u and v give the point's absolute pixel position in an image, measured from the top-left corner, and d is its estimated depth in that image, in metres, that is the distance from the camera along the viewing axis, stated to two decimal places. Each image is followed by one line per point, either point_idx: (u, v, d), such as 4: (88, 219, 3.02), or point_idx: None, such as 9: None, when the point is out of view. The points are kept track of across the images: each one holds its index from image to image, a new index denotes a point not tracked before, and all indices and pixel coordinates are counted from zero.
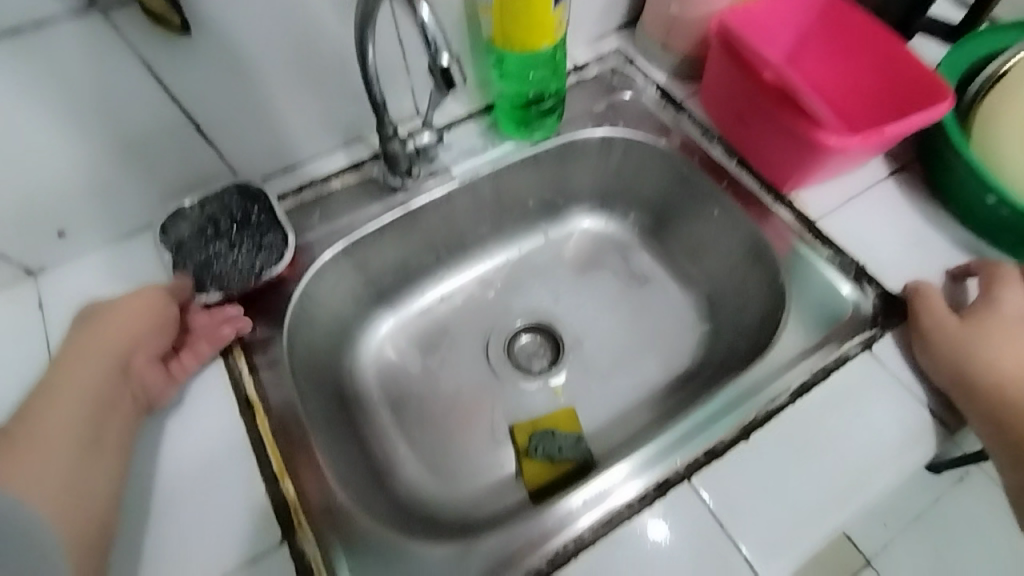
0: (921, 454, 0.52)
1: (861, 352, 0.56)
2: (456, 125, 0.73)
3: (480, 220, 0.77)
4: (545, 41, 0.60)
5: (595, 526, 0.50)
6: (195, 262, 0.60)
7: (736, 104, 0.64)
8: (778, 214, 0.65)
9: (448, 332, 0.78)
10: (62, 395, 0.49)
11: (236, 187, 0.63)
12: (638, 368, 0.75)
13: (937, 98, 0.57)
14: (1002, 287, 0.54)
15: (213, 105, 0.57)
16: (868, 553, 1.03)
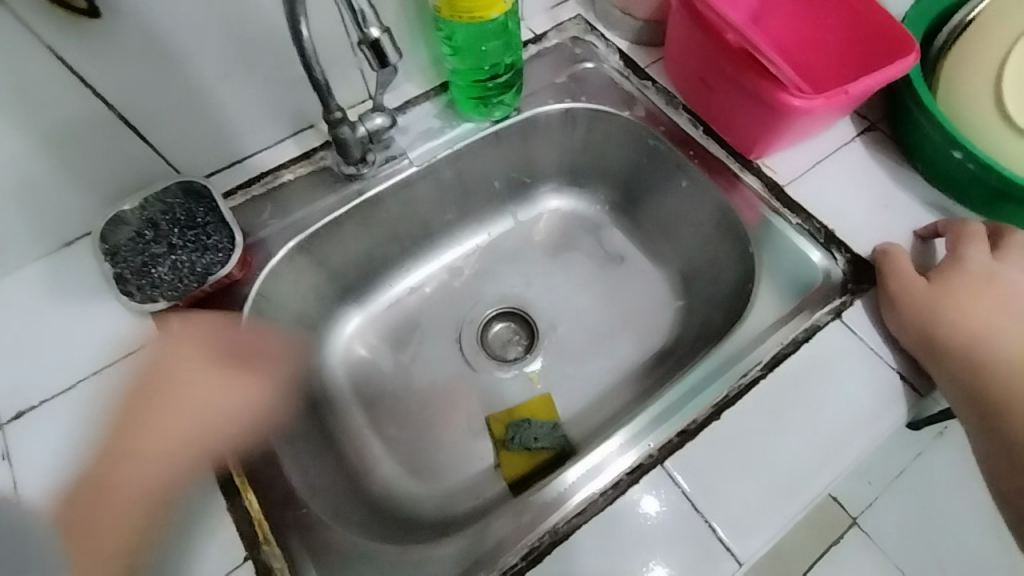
0: (892, 421, 0.51)
1: (831, 321, 0.55)
2: (411, 106, 0.69)
3: (444, 206, 0.74)
4: (494, 10, 0.55)
5: (565, 520, 0.49)
6: (139, 271, 0.56)
7: (699, 68, 0.61)
8: (746, 182, 0.63)
9: (419, 325, 0.75)
10: (122, 443, 0.50)
11: (180, 186, 0.58)
12: (616, 349, 0.73)
13: (902, 50, 0.55)
14: (968, 246, 0.53)
15: (143, 99, 0.52)
16: (853, 511, 1.06)
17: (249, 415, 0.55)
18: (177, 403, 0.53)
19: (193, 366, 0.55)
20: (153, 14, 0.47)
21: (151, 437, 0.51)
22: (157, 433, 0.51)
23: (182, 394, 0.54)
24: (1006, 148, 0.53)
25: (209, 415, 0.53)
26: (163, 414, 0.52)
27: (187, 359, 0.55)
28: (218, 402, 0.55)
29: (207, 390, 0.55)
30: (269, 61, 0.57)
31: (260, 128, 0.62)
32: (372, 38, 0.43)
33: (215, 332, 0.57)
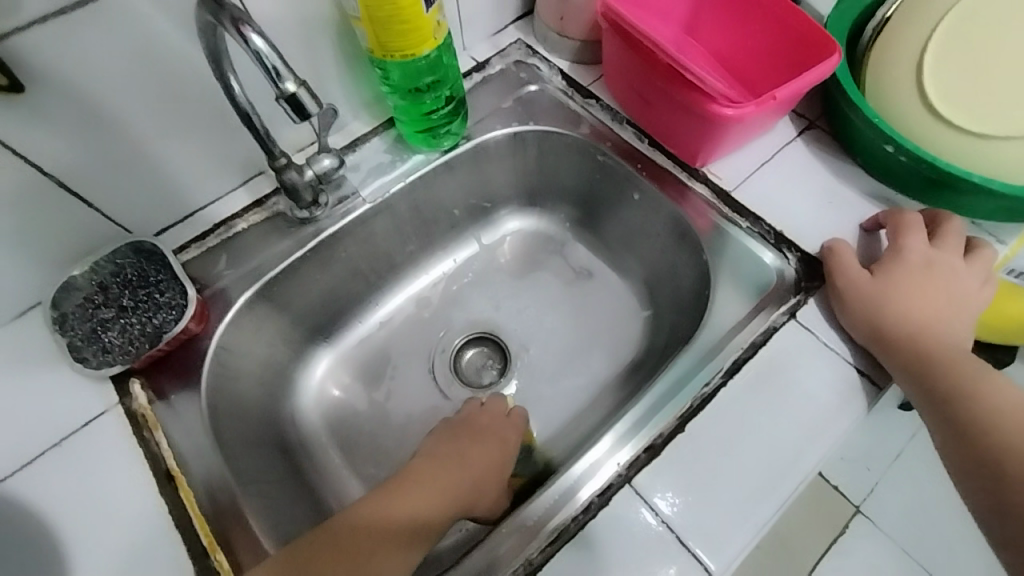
0: (856, 415, 0.51)
1: (787, 321, 0.55)
2: (359, 144, 0.69)
3: (405, 238, 0.74)
4: (425, 45, 0.57)
5: (539, 549, 0.48)
6: (93, 337, 0.56)
7: (635, 85, 0.63)
8: (695, 190, 0.63)
9: (390, 358, 0.75)
10: (399, 499, 0.51)
11: (130, 247, 0.58)
12: (590, 364, 0.73)
13: (825, 51, 0.56)
14: (906, 236, 0.54)
15: (84, 164, 0.52)
16: (855, 500, 1.05)
17: (500, 495, 0.55)
18: (459, 463, 0.55)
19: (489, 440, 0.58)
20: (82, 81, 0.48)
21: (425, 496, 0.52)
22: (429, 489, 0.53)
23: (474, 459, 0.56)
24: (936, 136, 0.54)
25: (475, 482, 0.54)
26: (441, 474, 0.54)
27: (483, 437, 0.58)
28: (491, 470, 0.56)
29: (489, 455, 0.57)
30: (210, 117, 0.57)
31: (209, 181, 0.62)
32: (288, 92, 0.43)
33: (506, 431, 0.60)
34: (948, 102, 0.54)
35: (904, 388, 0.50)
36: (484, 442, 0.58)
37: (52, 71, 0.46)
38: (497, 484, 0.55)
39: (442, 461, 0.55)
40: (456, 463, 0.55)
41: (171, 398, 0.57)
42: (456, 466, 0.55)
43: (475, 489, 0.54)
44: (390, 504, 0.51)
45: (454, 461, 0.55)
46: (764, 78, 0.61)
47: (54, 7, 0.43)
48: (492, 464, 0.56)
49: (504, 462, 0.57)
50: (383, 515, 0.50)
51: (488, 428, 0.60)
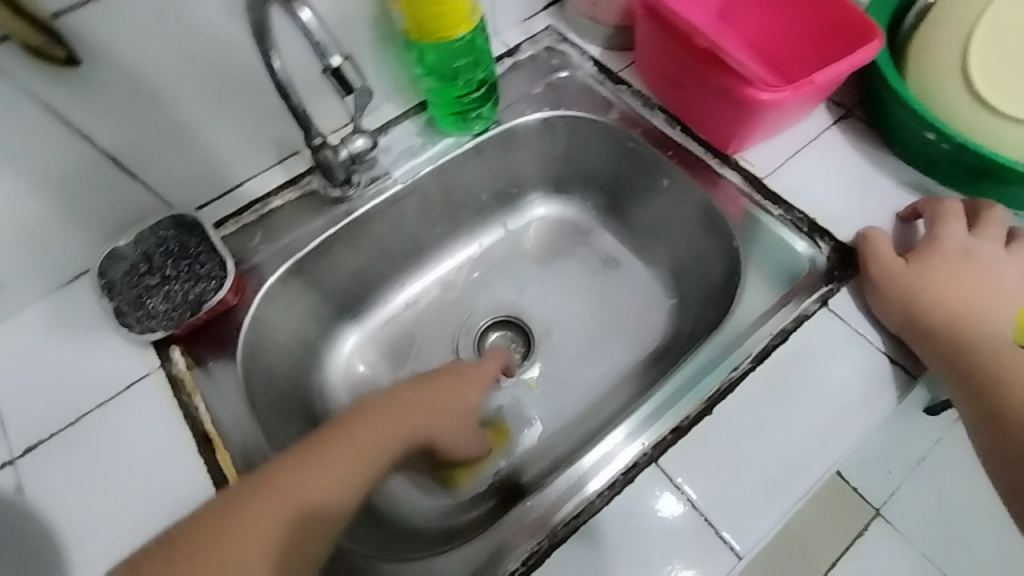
0: (886, 404, 0.51)
1: (818, 310, 0.55)
2: (391, 127, 0.70)
3: (433, 221, 0.75)
4: (460, 28, 0.58)
5: (563, 522, 0.49)
6: (137, 303, 0.58)
7: (669, 71, 0.63)
8: (726, 177, 0.63)
9: (415, 339, 0.76)
10: (347, 433, 0.50)
11: (172, 220, 0.60)
12: (612, 351, 0.73)
13: (866, 37, 0.55)
14: (943, 224, 0.53)
15: (130, 137, 0.54)
16: (875, 502, 1.04)
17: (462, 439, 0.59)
18: (424, 398, 0.55)
19: (457, 381, 0.58)
20: (130, 54, 0.49)
21: (382, 425, 0.51)
22: (390, 419, 0.52)
23: (440, 396, 0.56)
24: (981, 125, 0.53)
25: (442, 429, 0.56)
26: (405, 405, 0.54)
27: (450, 379, 0.58)
28: (453, 418, 0.57)
29: (456, 398, 0.58)
30: (250, 96, 0.58)
31: (246, 158, 0.64)
32: (333, 67, 0.44)
33: (478, 377, 0.60)
34: (996, 90, 0.52)
35: (938, 376, 0.50)
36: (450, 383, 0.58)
37: (104, 44, 0.48)
38: (462, 430, 0.58)
39: (405, 395, 0.55)
40: (420, 397, 0.55)
41: (209, 365, 0.59)
42: (421, 400, 0.55)
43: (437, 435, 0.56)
44: (336, 440, 0.49)
45: (421, 393, 0.55)
46: (800, 65, 0.61)
47: None
48: (454, 404, 0.57)
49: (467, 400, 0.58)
50: (319, 455, 0.47)
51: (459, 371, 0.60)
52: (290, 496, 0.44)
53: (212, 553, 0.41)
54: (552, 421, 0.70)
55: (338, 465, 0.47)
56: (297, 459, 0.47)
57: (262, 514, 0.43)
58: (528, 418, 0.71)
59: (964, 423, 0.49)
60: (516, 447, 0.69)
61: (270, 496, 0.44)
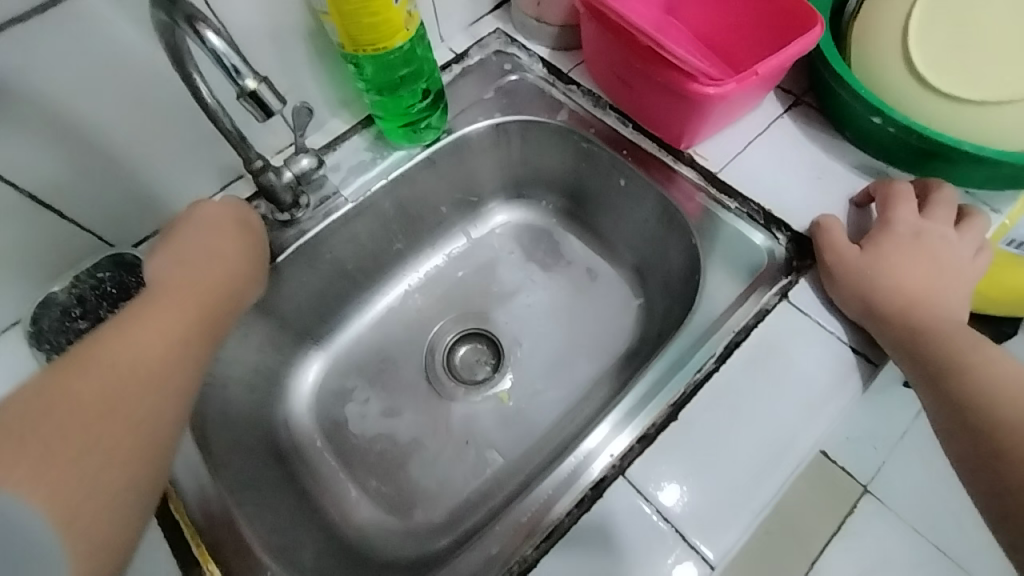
0: (851, 393, 0.50)
1: (778, 303, 0.54)
2: (339, 143, 0.68)
3: (391, 235, 0.73)
4: (397, 37, 0.56)
5: (535, 546, 0.48)
6: None
7: (616, 69, 0.61)
8: (681, 173, 0.62)
9: (383, 358, 0.74)
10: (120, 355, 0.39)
11: (111, 259, 0.58)
12: (584, 355, 0.72)
13: (808, 24, 0.54)
14: (895, 206, 0.53)
15: (53, 176, 0.51)
16: (863, 479, 1.04)
17: (246, 276, 0.52)
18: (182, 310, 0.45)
19: (219, 228, 0.53)
20: (44, 90, 0.46)
21: (155, 350, 0.41)
22: (163, 342, 0.41)
23: (195, 302, 0.46)
24: (924, 104, 0.53)
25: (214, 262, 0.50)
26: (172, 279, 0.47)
27: (221, 243, 0.52)
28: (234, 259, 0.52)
29: (222, 259, 0.51)
30: (182, 124, 0.56)
31: (186, 187, 0.61)
32: (248, 89, 0.41)
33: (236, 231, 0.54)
34: (936, 70, 0.52)
35: (898, 361, 0.49)
36: (209, 228, 0.52)
37: (12, 82, 0.45)
38: (242, 269, 0.52)
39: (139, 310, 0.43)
40: (170, 311, 0.44)
41: None
42: (184, 316, 0.44)
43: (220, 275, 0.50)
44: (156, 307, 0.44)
45: (169, 305, 0.44)
46: (748, 56, 0.60)
47: (11, 17, 0.42)
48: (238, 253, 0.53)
49: (247, 260, 0.53)
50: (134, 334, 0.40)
51: (197, 219, 0.53)
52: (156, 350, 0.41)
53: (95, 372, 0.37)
54: (527, 433, 0.69)
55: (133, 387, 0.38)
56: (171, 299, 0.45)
57: (102, 378, 0.37)
58: (503, 432, 0.69)
59: (924, 407, 0.49)
60: (492, 463, 0.67)
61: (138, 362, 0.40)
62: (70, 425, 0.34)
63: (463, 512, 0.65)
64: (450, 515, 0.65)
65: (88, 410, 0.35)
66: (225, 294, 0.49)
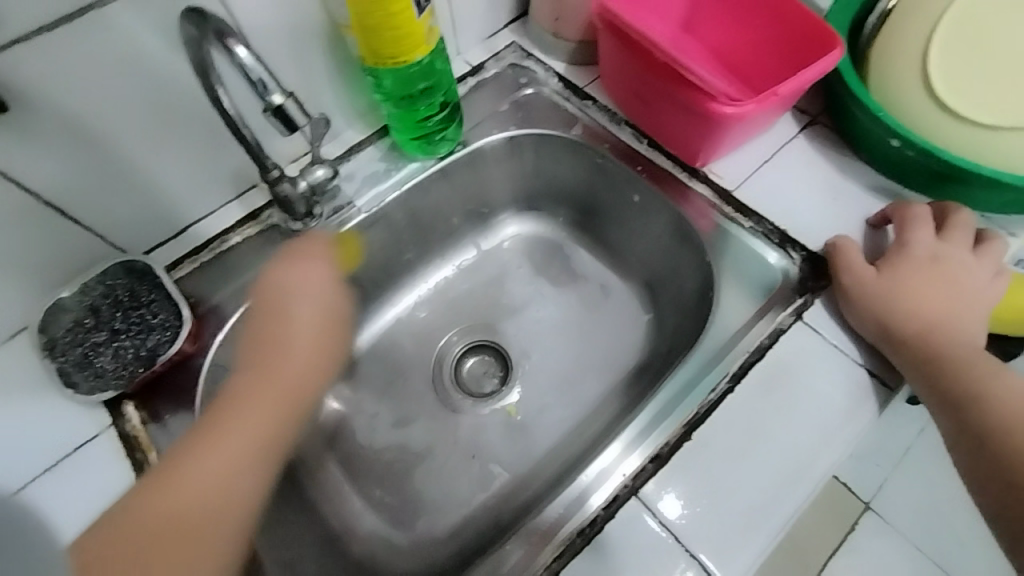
0: (867, 417, 0.50)
1: (794, 323, 0.54)
2: (354, 153, 0.68)
3: (402, 246, 0.73)
4: (417, 52, 0.56)
5: (545, 565, 0.47)
6: (84, 363, 0.54)
7: (634, 86, 0.62)
8: (696, 190, 0.62)
9: (391, 369, 0.74)
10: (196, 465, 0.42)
11: (121, 266, 0.57)
12: (593, 370, 0.72)
13: (827, 47, 0.55)
14: (912, 229, 0.53)
15: (69, 183, 0.51)
16: (864, 496, 1.03)
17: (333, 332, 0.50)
18: (250, 423, 0.44)
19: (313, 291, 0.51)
20: (64, 97, 0.46)
21: (230, 454, 0.43)
22: (235, 451, 0.43)
23: (277, 384, 0.46)
24: (940, 128, 0.53)
25: (285, 322, 0.49)
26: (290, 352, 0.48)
27: (293, 296, 0.50)
28: (320, 310, 0.50)
29: (300, 318, 0.49)
30: (200, 132, 0.56)
31: (200, 194, 0.60)
32: (275, 105, 0.42)
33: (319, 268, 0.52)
34: (955, 94, 0.53)
35: (915, 386, 0.49)
36: (298, 282, 0.50)
37: (33, 88, 0.45)
38: (328, 322, 0.50)
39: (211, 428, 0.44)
40: (245, 411, 0.45)
41: (165, 419, 0.56)
42: (263, 413, 0.45)
43: (291, 343, 0.48)
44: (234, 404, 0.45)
45: (246, 401, 0.45)
46: (766, 76, 0.60)
47: (34, 23, 0.42)
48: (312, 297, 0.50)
49: (338, 332, 0.51)
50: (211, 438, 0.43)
51: (313, 261, 0.52)
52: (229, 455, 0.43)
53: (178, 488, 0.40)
54: (535, 447, 0.68)
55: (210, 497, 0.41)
56: (248, 389, 0.46)
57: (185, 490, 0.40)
58: (510, 446, 0.69)
59: (940, 432, 0.49)
60: (499, 477, 0.67)
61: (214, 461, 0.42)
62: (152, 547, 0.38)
63: (468, 527, 0.64)
64: (456, 530, 0.64)
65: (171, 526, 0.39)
66: (305, 368, 0.48)
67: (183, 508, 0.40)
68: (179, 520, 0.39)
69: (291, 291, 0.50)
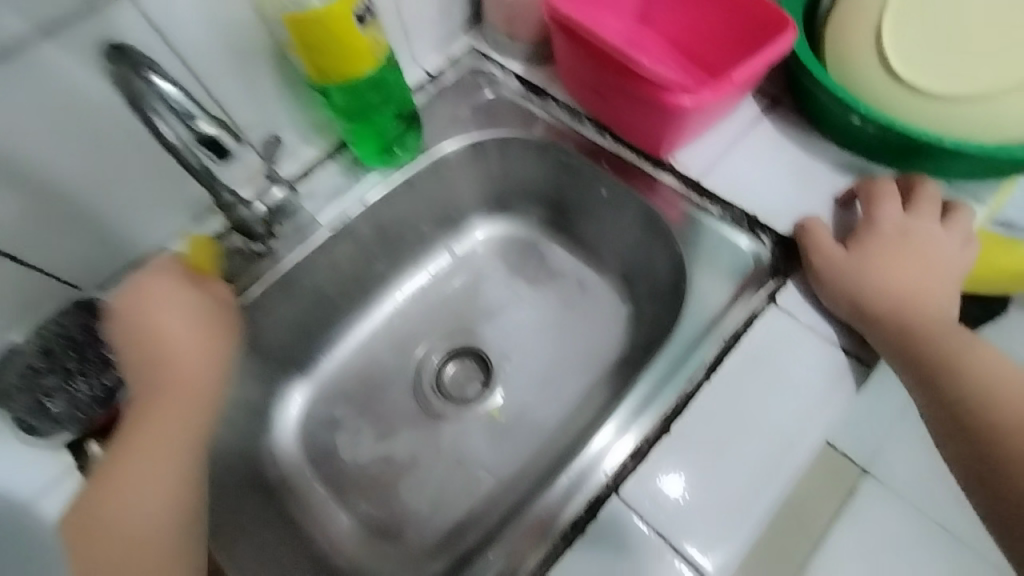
0: (844, 397, 0.50)
1: (766, 307, 0.53)
2: (313, 168, 0.66)
3: (372, 257, 0.71)
4: (364, 65, 0.54)
5: (532, 568, 0.46)
6: (39, 409, 0.52)
7: (593, 83, 0.60)
8: (661, 180, 0.61)
9: (371, 383, 0.73)
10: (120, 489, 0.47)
11: (78, 305, 0.55)
12: (576, 367, 0.71)
13: (780, 29, 0.54)
14: (877, 205, 0.53)
15: (11, 225, 0.49)
16: (861, 463, 1.02)
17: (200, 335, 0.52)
18: (170, 435, 0.49)
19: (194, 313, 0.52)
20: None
21: (146, 470, 0.47)
22: (148, 464, 0.48)
23: (167, 398, 0.50)
24: (901, 104, 0.53)
25: (158, 336, 0.51)
26: (167, 368, 0.51)
27: (170, 306, 0.51)
28: (172, 324, 0.51)
29: (169, 331, 0.51)
30: (146, 160, 0.54)
31: (154, 222, 0.59)
32: (206, 134, 0.42)
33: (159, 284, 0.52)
34: (912, 67, 0.52)
35: (891, 363, 0.49)
36: (145, 302, 0.51)
37: None
38: (188, 332, 0.52)
39: (135, 448, 0.48)
40: (150, 429, 0.49)
41: None
42: (167, 423, 0.49)
43: (176, 352, 0.51)
44: (138, 428, 0.49)
45: (143, 423, 0.49)
46: (722, 62, 0.59)
47: None
48: (163, 313, 0.51)
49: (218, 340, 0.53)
50: (125, 461, 0.48)
51: (167, 275, 0.52)
52: (145, 471, 0.47)
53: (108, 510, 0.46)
54: (522, 450, 0.67)
55: (137, 510, 0.47)
56: (148, 408, 0.50)
57: (112, 514, 0.46)
58: (494, 451, 0.68)
59: (918, 406, 0.49)
60: (485, 483, 0.66)
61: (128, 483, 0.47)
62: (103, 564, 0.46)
63: (458, 536, 0.63)
64: (447, 541, 0.64)
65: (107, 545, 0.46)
66: (191, 374, 0.51)
67: (112, 527, 0.46)
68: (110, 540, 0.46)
69: (116, 316, 0.50)
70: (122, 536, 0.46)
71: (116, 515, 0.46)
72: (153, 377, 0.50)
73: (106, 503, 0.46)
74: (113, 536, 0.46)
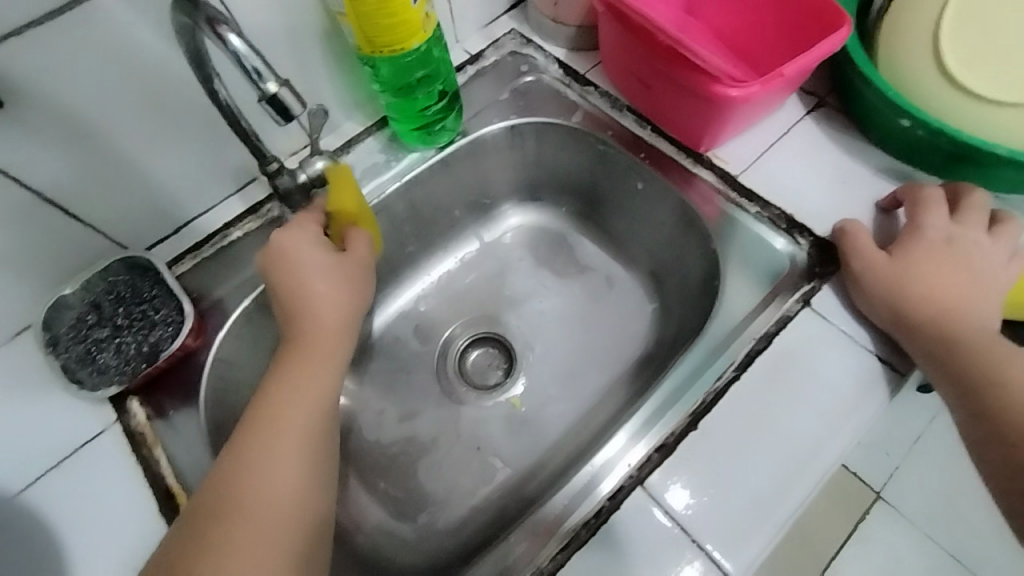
0: (877, 403, 0.49)
1: (801, 309, 0.53)
2: (353, 144, 0.67)
3: (404, 238, 0.72)
4: (414, 39, 0.55)
5: (550, 557, 0.46)
6: (86, 359, 0.55)
7: (636, 71, 0.60)
8: (700, 176, 0.61)
9: (395, 362, 0.74)
10: (259, 441, 0.45)
11: (122, 262, 0.57)
12: (598, 361, 0.71)
13: (834, 24, 0.53)
14: (924, 212, 0.52)
15: (68, 179, 0.51)
16: (875, 486, 1.01)
17: (347, 299, 0.52)
18: (311, 386, 0.48)
19: (325, 262, 0.52)
20: (59, 92, 0.46)
21: (285, 425, 0.46)
22: (288, 421, 0.46)
23: (310, 358, 0.49)
24: (953, 107, 0.52)
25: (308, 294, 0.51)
26: (310, 327, 0.50)
27: (315, 267, 0.52)
28: (324, 283, 0.52)
29: (318, 292, 0.51)
30: (198, 127, 0.55)
31: (200, 189, 0.60)
32: (270, 93, 0.41)
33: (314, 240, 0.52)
34: (969, 71, 0.51)
35: (928, 371, 0.48)
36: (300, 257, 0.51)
37: (26, 83, 0.44)
38: (337, 294, 0.52)
39: (269, 415, 0.47)
40: (293, 387, 0.48)
41: (170, 414, 0.56)
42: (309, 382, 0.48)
43: (322, 310, 0.51)
44: (283, 385, 0.48)
45: (289, 378, 0.48)
46: (771, 56, 0.59)
47: (26, 17, 0.42)
48: (318, 273, 0.52)
49: (350, 309, 0.53)
50: (267, 415, 0.46)
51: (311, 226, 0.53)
52: (282, 427, 0.46)
53: (245, 462, 0.44)
54: (540, 439, 0.68)
55: (271, 463, 0.44)
56: (292, 365, 0.49)
57: (249, 464, 0.44)
58: (512, 439, 0.68)
59: (953, 416, 0.48)
60: (502, 469, 0.67)
61: (266, 438, 0.45)
62: (228, 514, 0.42)
63: (473, 519, 0.64)
64: (462, 522, 0.64)
65: (234, 497, 0.43)
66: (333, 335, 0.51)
67: (246, 477, 0.44)
68: (240, 492, 0.43)
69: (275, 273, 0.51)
70: (251, 486, 0.43)
71: (251, 465, 0.44)
72: (299, 333, 0.50)
73: (248, 451, 0.45)
74: (249, 484, 0.44)
